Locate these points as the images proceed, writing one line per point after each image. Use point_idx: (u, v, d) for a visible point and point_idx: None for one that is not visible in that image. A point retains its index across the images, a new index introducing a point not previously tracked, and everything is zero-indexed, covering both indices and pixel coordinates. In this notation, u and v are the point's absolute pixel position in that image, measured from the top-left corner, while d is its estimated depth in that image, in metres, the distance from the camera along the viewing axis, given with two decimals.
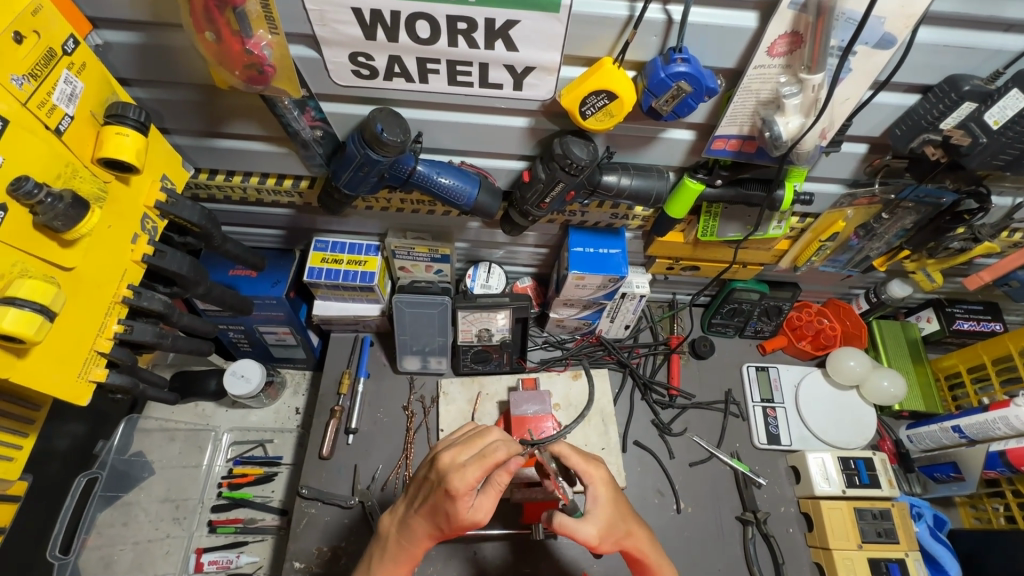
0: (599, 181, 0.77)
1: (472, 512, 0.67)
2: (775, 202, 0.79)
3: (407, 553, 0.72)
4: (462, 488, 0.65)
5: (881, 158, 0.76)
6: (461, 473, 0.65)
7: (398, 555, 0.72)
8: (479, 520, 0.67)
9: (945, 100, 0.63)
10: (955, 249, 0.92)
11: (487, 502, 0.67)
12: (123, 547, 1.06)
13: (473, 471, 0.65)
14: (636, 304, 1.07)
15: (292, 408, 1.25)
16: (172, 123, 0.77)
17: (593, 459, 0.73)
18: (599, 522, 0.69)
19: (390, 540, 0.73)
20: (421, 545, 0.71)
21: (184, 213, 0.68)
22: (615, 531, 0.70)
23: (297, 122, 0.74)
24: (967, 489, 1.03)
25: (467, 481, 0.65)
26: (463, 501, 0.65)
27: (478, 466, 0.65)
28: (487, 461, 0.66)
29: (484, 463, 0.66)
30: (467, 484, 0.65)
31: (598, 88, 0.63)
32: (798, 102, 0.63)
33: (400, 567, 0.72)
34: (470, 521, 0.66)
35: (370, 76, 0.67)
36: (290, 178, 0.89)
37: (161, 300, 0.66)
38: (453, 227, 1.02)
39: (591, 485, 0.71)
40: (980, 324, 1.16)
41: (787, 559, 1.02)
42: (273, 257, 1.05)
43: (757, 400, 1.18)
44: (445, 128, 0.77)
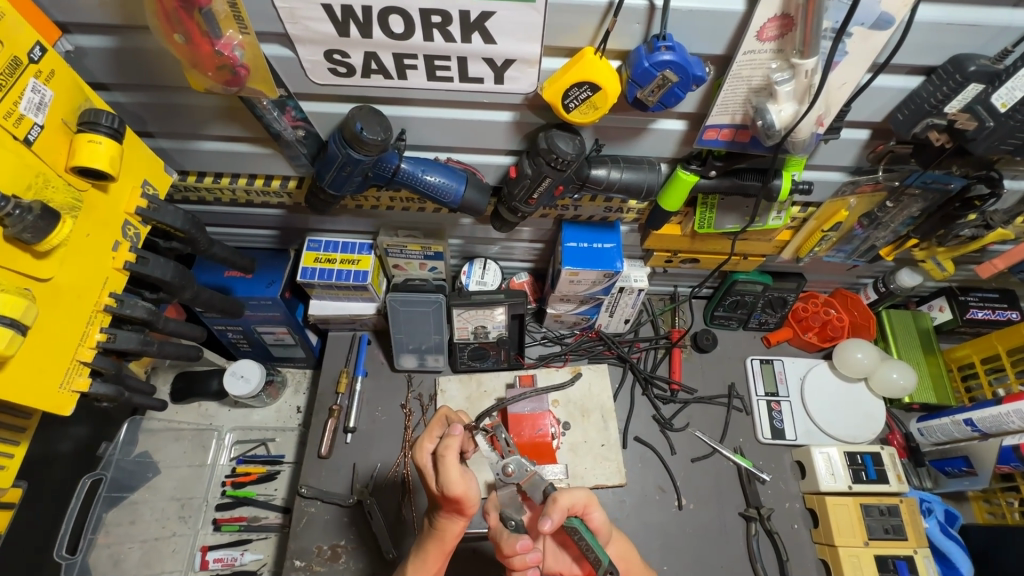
0: (588, 175, 0.75)
1: (442, 484, 0.65)
2: (772, 192, 0.76)
3: (439, 542, 0.70)
4: (422, 454, 0.70)
5: (884, 144, 0.72)
6: (418, 442, 0.71)
7: (431, 543, 0.71)
8: (451, 489, 0.64)
9: (950, 82, 0.60)
10: (966, 236, 0.88)
11: (446, 469, 0.65)
12: (131, 546, 1.09)
13: (427, 437, 0.71)
14: (634, 298, 1.05)
15: (293, 407, 1.26)
16: (155, 126, 0.77)
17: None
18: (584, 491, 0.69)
19: (425, 531, 0.73)
20: (452, 527, 0.69)
21: (167, 218, 0.67)
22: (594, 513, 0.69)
23: (277, 122, 0.72)
24: (979, 484, 1.00)
25: (423, 451, 0.70)
26: (426, 465, 0.68)
27: (431, 434, 0.71)
28: (436, 425, 0.73)
29: (435, 428, 0.72)
30: (425, 452, 0.70)
31: (579, 80, 0.61)
32: (790, 89, 0.60)
33: (435, 554, 0.71)
34: (442, 494, 0.66)
35: (348, 74, 0.66)
36: (278, 178, 0.88)
37: (146, 307, 0.66)
38: (446, 223, 1.01)
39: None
40: (996, 313, 1.11)
41: (792, 556, 1.00)
42: (266, 257, 1.05)
43: (761, 394, 1.15)
44: (428, 124, 0.75)
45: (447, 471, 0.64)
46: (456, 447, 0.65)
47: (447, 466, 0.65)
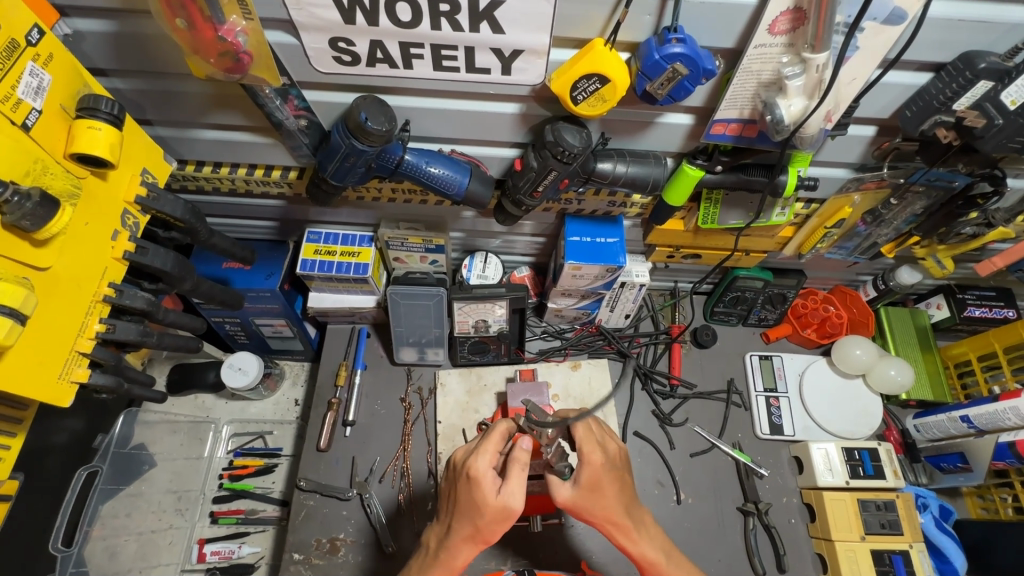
0: (594, 168, 0.74)
1: (506, 493, 0.66)
2: (778, 187, 0.76)
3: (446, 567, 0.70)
4: (479, 470, 0.67)
5: (890, 141, 0.72)
6: (476, 455, 0.68)
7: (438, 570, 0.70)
8: (513, 504, 0.66)
9: (960, 78, 0.59)
10: (967, 234, 0.88)
11: (516, 483, 0.66)
12: (127, 538, 1.07)
13: (486, 453, 0.68)
14: (635, 293, 1.05)
15: (291, 400, 1.25)
16: (153, 113, 0.75)
17: (602, 437, 0.73)
18: (581, 492, 0.69)
19: (429, 554, 0.73)
20: (462, 557, 0.69)
21: (166, 207, 0.66)
22: (593, 505, 0.70)
23: (280, 111, 0.71)
24: (974, 480, 1.01)
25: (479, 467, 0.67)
26: (484, 483, 0.66)
27: (491, 447, 0.69)
28: (494, 437, 0.70)
29: (493, 440, 0.70)
30: (485, 467, 0.67)
31: (589, 71, 0.60)
32: (801, 83, 0.59)
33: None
34: (501, 508, 0.65)
35: (353, 62, 0.65)
36: (279, 168, 0.87)
37: (145, 297, 0.65)
38: (447, 216, 1.00)
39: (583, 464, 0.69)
40: (992, 311, 1.12)
41: (789, 551, 1.01)
42: (265, 249, 1.04)
43: (760, 390, 1.16)
44: (432, 115, 0.74)
45: (513, 480, 0.66)
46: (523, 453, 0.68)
47: (518, 480, 0.66)
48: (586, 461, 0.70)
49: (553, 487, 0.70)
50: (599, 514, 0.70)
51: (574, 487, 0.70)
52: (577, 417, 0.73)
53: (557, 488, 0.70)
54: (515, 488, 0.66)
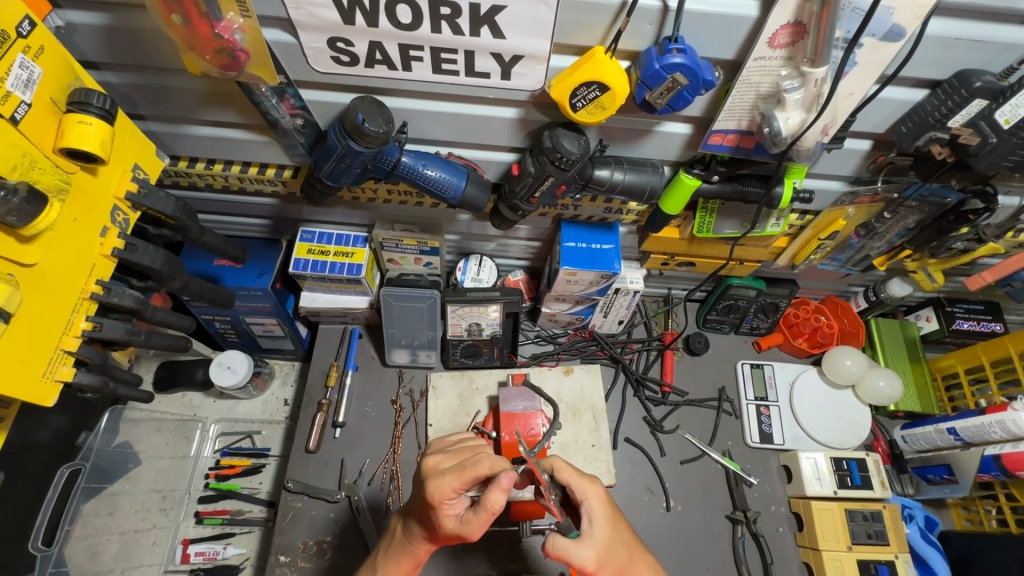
0: (591, 175, 0.74)
1: (457, 522, 0.67)
2: (774, 199, 0.76)
3: (410, 555, 0.74)
4: (441, 497, 0.66)
5: (885, 155, 0.73)
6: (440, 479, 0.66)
7: (401, 557, 0.75)
8: (465, 533, 0.67)
9: (955, 96, 0.60)
10: (958, 249, 0.90)
11: (475, 523, 0.66)
12: (109, 537, 1.06)
13: (452, 482, 0.66)
14: (629, 299, 1.05)
15: (280, 399, 1.24)
16: (146, 108, 0.74)
17: (589, 476, 0.71)
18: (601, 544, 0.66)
19: (395, 542, 0.76)
20: (421, 549, 0.73)
21: (157, 204, 0.65)
22: (616, 559, 0.67)
23: (276, 110, 0.70)
24: (959, 492, 1.02)
25: (444, 493, 0.66)
26: (444, 509, 0.66)
27: (457, 481, 0.66)
28: (468, 473, 0.65)
29: (464, 474, 0.66)
30: (447, 495, 0.66)
31: (589, 79, 0.60)
32: (799, 97, 0.60)
33: (405, 565, 0.75)
34: (456, 533, 0.67)
35: (351, 63, 0.64)
36: (273, 166, 0.86)
37: (134, 296, 0.64)
38: (443, 218, 0.99)
39: (587, 502, 0.69)
40: (980, 325, 1.14)
41: (776, 559, 1.02)
42: (257, 247, 1.03)
43: (751, 398, 1.16)
44: (430, 118, 0.73)
45: (474, 525, 0.66)
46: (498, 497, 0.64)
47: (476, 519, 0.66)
48: (589, 499, 0.69)
49: (576, 553, 0.65)
50: (621, 563, 0.67)
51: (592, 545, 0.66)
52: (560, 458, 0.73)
53: (577, 555, 0.65)
54: (470, 518, 0.66)
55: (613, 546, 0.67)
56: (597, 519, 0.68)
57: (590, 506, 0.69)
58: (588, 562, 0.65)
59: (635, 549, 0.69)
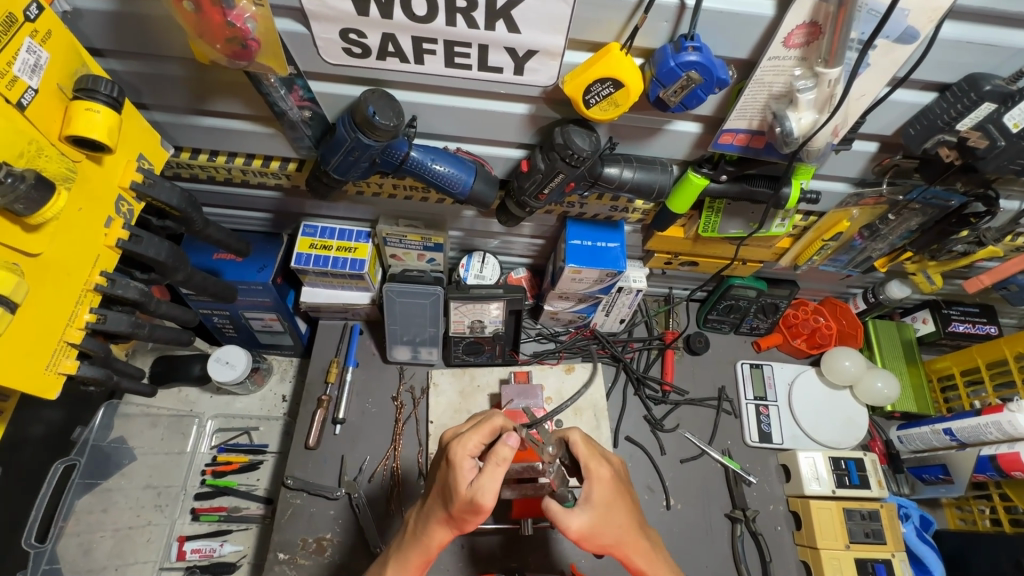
0: (601, 173, 0.74)
1: (474, 489, 0.62)
2: (782, 200, 0.76)
3: (424, 547, 0.70)
4: (462, 454, 0.66)
5: (891, 158, 0.74)
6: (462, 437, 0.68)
7: (414, 549, 0.71)
8: (481, 498, 0.62)
9: (964, 100, 0.61)
10: (958, 252, 0.91)
11: (488, 477, 0.63)
12: (103, 534, 1.05)
13: (473, 437, 0.68)
14: (632, 298, 1.05)
15: (278, 395, 1.23)
16: (151, 98, 0.73)
17: (599, 457, 0.72)
18: (595, 516, 0.67)
19: (408, 535, 0.73)
20: (437, 536, 0.69)
21: (162, 195, 0.64)
22: (605, 536, 0.67)
23: (283, 101, 0.69)
24: (955, 492, 1.03)
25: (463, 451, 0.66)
26: (461, 465, 0.66)
27: (476, 436, 0.68)
28: (485, 427, 0.69)
29: (483, 430, 0.69)
30: (466, 453, 0.66)
31: (603, 76, 0.60)
32: (812, 97, 0.60)
33: (418, 558, 0.70)
34: (468, 499, 0.63)
35: (362, 55, 0.63)
36: (277, 159, 0.85)
37: (138, 288, 0.63)
38: (447, 215, 0.98)
39: (590, 480, 0.69)
40: (976, 327, 1.15)
41: (775, 557, 1.03)
42: (258, 241, 1.02)
43: (750, 398, 1.17)
44: (440, 112, 0.73)
45: (484, 487, 0.62)
46: (508, 454, 0.64)
47: (488, 485, 0.62)
48: (592, 478, 0.69)
49: (565, 518, 0.65)
50: (608, 543, 0.67)
51: (588, 513, 0.66)
52: (575, 432, 0.74)
53: (570, 519, 0.65)
54: (483, 479, 0.63)
55: (604, 523, 0.67)
56: (595, 500, 0.68)
57: (591, 483, 0.69)
58: (575, 529, 0.65)
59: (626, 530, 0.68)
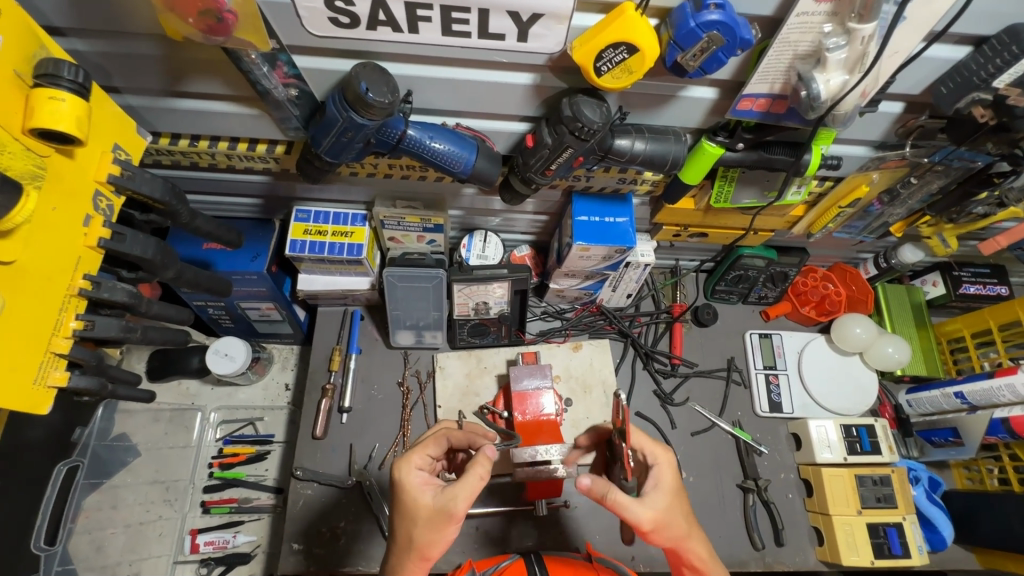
0: (611, 145, 0.70)
1: (449, 498, 0.60)
2: (802, 167, 0.72)
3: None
4: (407, 468, 0.65)
5: (916, 118, 0.70)
6: (407, 457, 0.66)
7: None
8: (452, 506, 0.59)
9: (1003, 54, 0.56)
10: (977, 214, 0.88)
11: (463, 484, 0.60)
12: (114, 530, 1.04)
13: (416, 453, 0.67)
14: (640, 273, 1.02)
15: (281, 384, 1.21)
16: (122, 80, 0.67)
17: (663, 444, 0.66)
18: (658, 513, 0.60)
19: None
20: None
21: (143, 187, 0.59)
22: (672, 526, 0.61)
23: (267, 79, 0.64)
24: (965, 453, 1.04)
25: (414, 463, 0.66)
26: (409, 476, 0.64)
27: (420, 453, 0.68)
28: (427, 445, 0.70)
29: (424, 447, 0.69)
30: (411, 467, 0.65)
31: (616, 40, 0.55)
32: (843, 57, 0.56)
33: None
34: (438, 507, 0.60)
35: (351, 25, 0.58)
36: (264, 142, 0.80)
37: (126, 289, 0.59)
38: (447, 193, 0.94)
39: (658, 466, 0.64)
40: (987, 288, 1.14)
41: (786, 524, 1.04)
42: (250, 229, 0.97)
43: (759, 367, 1.16)
44: (438, 85, 0.67)
45: (470, 482, 0.60)
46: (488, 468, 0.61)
47: (462, 485, 0.60)
48: (661, 463, 0.65)
49: (632, 510, 0.59)
50: (677, 534, 0.61)
51: (654, 508, 0.60)
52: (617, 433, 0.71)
53: (637, 510, 0.60)
54: (457, 490, 0.60)
55: (672, 512, 0.62)
56: (657, 483, 0.63)
57: (658, 471, 0.64)
58: (647, 521, 0.60)
59: (691, 523, 0.63)
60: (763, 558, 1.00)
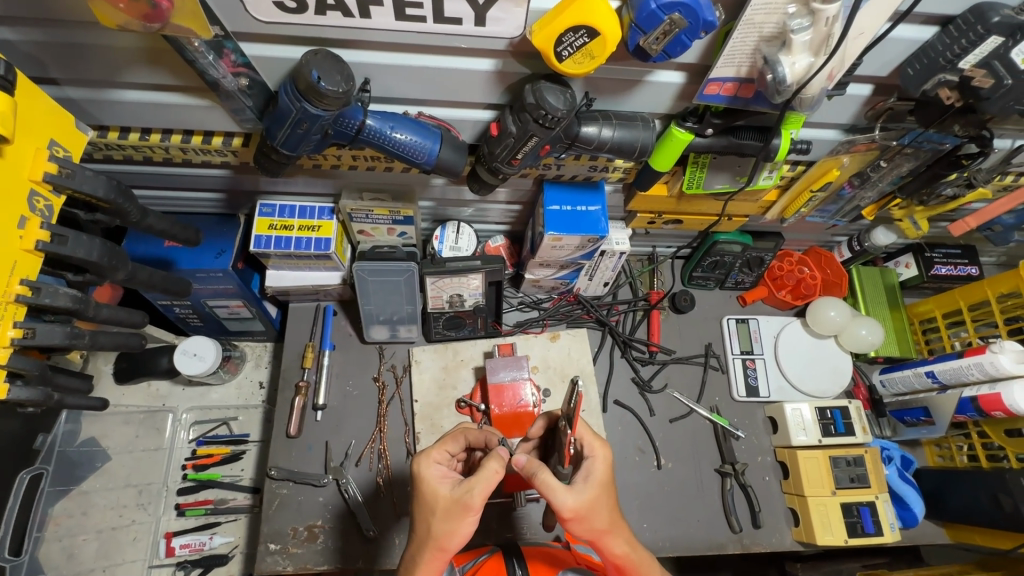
0: (578, 133, 0.68)
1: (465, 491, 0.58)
2: (771, 152, 0.71)
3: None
4: (427, 462, 0.63)
5: (885, 101, 0.69)
6: (427, 452, 0.65)
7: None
8: (468, 498, 0.58)
9: (969, 34, 0.56)
10: (947, 196, 0.88)
11: (479, 479, 0.59)
12: (85, 537, 1.00)
13: (436, 448, 0.66)
14: (615, 261, 1.01)
15: (255, 382, 1.18)
16: (59, 71, 0.63)
17: (603, 440, 0.66)
18: (585, 503, 0.59)
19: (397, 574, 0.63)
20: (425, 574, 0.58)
21: (85, 185, 0.56)
22: (598, 519, 0.59)
23: (214, 68, 0.60)
24: (936, 432, 1.05)
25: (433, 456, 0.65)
26: (428, 470, 0.62)
27: (441, 447, 0.67)
28: (449, 440, 0.68)
29: (446, 443, 0.68)
30: (431, 461, 0.64)
31: (576, 23, 0.53)
32: (807, 38, 0.55)
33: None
34: (455, 498, 0.59)
35: (298, 10, 0.55)
36: (220, 134, 0.76)
37: (71, 294, 0.57)
38: (416, 184, 0.91)
39: (592, 459, 0.63)
40: (957, 269, 1.15)
41: (763, 507, 1.05)
42: (212, 225, 0.94)
43: (737, 352, 1.16)
44: (396, 73, 0.65)
45: (488, 475, 0.59)
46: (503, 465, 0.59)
47: (477, 478, 0.59)
48: (596, 458, 0.63)
49: (558, 495, 0.58)
50: (599, 529, 0.59)
51: (580, 496, 0.59)
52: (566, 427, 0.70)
53: (559, 496, 0.58)
54: (475, 482, 0.59)
55: (597, 505, 0.60)
56: (591, 476, 0.61)
57: (593, 464, 0.62)
58: (568, 509, 0.58)
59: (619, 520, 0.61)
60: (740, 541, 1.02)
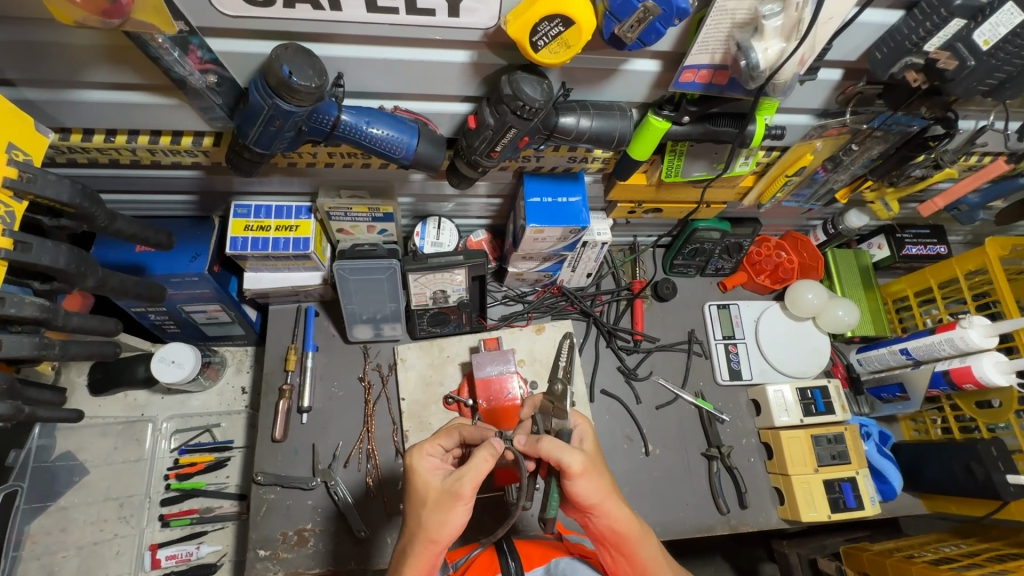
0: (556, 124, 0.68)
1: (455, 480, 0.59)
2: (746, 138, 0.72)
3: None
4: (420, 456, 0.65)
5: (855, 85, 0.70)
6: (420, 446, 0.67)
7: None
8: (458, 487, 0.58)
9: (933, 17, 0.57)
10: (916, 177, 0.90)
11: (470, 468, 0.58)
12: (66, 554, 0.98)
13: (429, 442, 0.67)
14: (598, 252, 1.01)
15: (237, 388, 1.16)
16: (15, 71, 0.61)
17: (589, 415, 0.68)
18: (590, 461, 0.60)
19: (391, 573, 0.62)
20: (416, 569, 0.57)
21: (48, 190, 0.54)
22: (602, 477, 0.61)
23: (180, 65, 0.58)
24: (911, 406, 1.10)
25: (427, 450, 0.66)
26: (421, 462, 0.64)
27: (435, 441, 0.68)
28: (444, 433, 0.69)
29: (441, 436, 0.69)
30: (425, 454, 0.65)
31: (551, 12, 0.52)
32: (779, 24, 0.56)
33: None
34: (445, 488, 0.59)
35: (266, 3, 0.53)
36: (189, 134, 0.74)
37: (37, 303, 0.55)
38: (394, 180, 0.90)
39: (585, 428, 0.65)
40: (927, 248, 1.19)
41: (749, 487, 1.07)
42: (184, 228, 0.91)
43: (719, 338, 1.18)
44: (369, 67, 0.64)
45: (478, 463, 0.58)
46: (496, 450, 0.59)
47: (468, 467, 0.59)
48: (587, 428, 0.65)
49: (564, 452, 0.59)
50: (603, 489, 0.60)
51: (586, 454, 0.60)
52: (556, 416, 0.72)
53: (566, 454, 0.59)
54: (465, 470, 0.59)
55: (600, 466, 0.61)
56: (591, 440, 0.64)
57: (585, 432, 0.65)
58: (577, 465, 0.59)
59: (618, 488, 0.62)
60: (728, 522, 1.04)
